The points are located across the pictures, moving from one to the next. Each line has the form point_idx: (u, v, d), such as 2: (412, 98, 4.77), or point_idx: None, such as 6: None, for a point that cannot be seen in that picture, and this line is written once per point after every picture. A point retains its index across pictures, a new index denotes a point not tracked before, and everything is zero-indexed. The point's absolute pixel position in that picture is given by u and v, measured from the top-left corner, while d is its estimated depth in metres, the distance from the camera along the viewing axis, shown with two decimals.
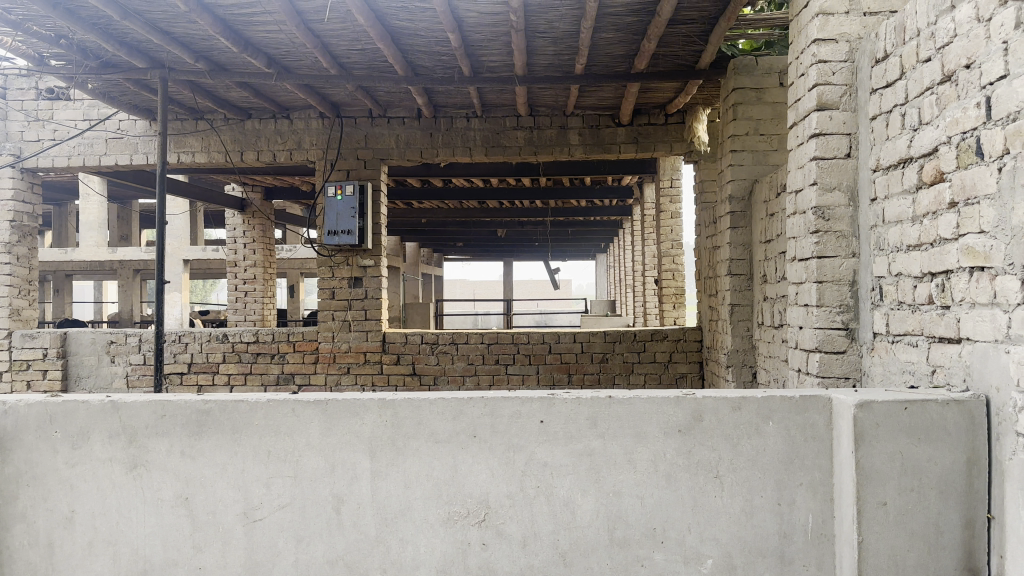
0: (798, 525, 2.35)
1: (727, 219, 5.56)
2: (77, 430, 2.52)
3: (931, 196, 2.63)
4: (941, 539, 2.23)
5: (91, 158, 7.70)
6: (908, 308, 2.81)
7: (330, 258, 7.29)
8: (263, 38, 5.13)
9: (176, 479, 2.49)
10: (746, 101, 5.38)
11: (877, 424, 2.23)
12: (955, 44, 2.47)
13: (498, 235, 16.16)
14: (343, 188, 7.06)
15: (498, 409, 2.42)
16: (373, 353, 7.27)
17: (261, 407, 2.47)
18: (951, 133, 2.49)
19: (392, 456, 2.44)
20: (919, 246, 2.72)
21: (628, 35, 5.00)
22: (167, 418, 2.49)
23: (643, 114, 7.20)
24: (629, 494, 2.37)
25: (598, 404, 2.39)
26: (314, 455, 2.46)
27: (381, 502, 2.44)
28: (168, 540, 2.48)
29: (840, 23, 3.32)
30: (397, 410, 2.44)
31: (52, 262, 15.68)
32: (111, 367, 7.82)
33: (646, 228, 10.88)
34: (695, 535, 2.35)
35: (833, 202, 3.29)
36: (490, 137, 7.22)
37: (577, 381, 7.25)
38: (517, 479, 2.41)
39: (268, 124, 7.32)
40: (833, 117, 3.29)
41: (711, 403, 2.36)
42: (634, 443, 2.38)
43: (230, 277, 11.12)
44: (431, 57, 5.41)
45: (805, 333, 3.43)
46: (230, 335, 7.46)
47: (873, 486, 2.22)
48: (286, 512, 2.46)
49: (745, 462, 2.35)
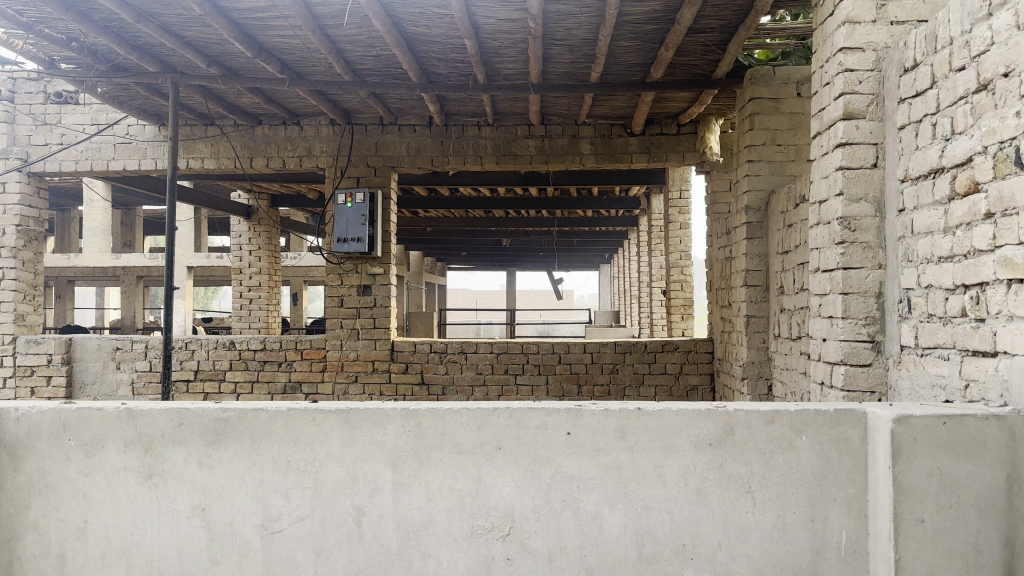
0: (832, 542, 2.29)
1: (743, 230, 5.51)
2: (91, 438, 2.46)
3: (965, 207, 2.60)
4: (980, 557, 2.16)
5: (99, 163, 7.67)
6: (939, 321, 2.76)
7: (338, 265, 7.25)
8: (277, 43, 5.11)
9: (193, 489, 2.43)
10: (763, 111, 5.34)
11: (915, 439, 2.18)
12: (992, 52, 2.44)
13: (503, 245, 16.11)
14: (353, 195, 7.03)
15: (524, 420, 2.36)
16: (381, 362, 7.22)
17: (282, 416, 2.42)
18: (987, 142, 2.45)
19: (414, 467, 2.38)
20: (951, 257, 2.68)
21: (646, 43, 4.97)
22: (185, 426, 2.44)
23: (655, 123, 7.16)
24: (658, 508, 2.31)
25: (627, 416, 2.34)
26: (335, 465, 2.40)
27: (403, 515, 2.38)
28: (185, 552, 2.42)
29: (867, 32, 3.28)
30: (420, 419, 2.38)
31: (55, 268, 15.63)
32: (116, 374, 7.77)
33: (654, 239, 10.84)
34: (726, 551, 2.29)
35: (860, 212, 3.24)
36: (501, 145, 7.18)
37: (587, 392, 7.18)
38: (542, 493, 2.35)
39: (279, 130, 7.30)
40: (860, 126, 3.26)
41: (743, 416, 2.31)
42: (663, 457, 2.32)
43: (235, 284, 11.05)
44: (446, 64, 5.39)
45: (829, 345, 3.37)
46: (237, 342, 7.41)
47: (911, 503, 2.15)
48: (305, 524, 2.40)
49: (778, 478, 2.30)
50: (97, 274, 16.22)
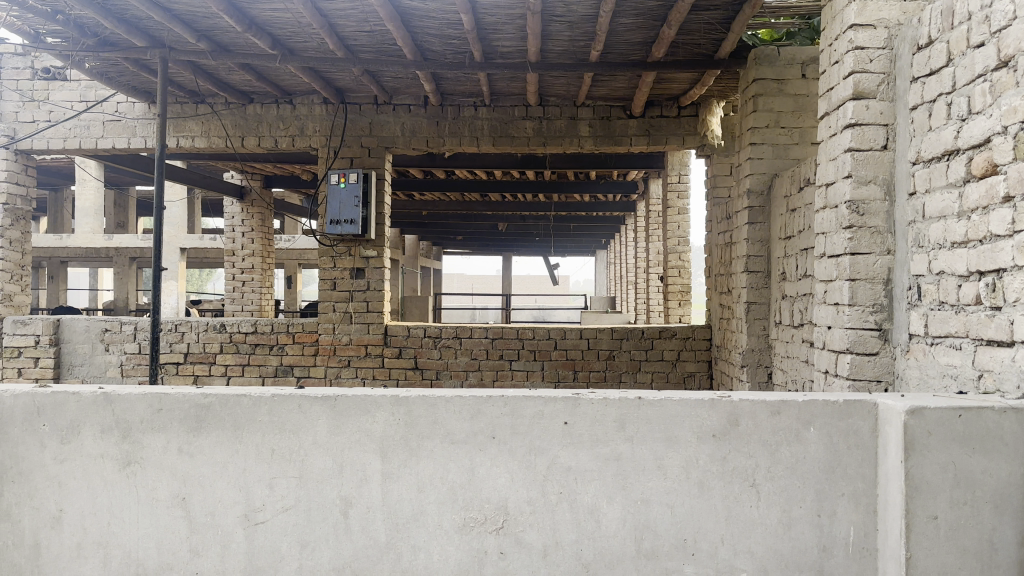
0: (839, 538, 2.20)
1: (744, 214, 5.39)
2: (67, 423, 2.36)
3: (981, 189, 2.50)
4: (995, 556, 2.07)
5: (88, 141, 7.48)
6: (951, 309, 2.67)
7: (331, 248, 7.11)
8: (269, 17, 4.97)
9: (173, 477, 2.32)
10: (767, 92, 5.22)
11: (929, 432, 2.08)
12: (1014, 27, 2.33)
13: (499, 229, 15.96)
14: (346, 176, 6.89)
15: (519, 408, 2.26)
16: (374, 347, 7.11)
17: (266, 402, 2.31)
18: (1007, 122, 2.34)
19: (405, 456, 2.28)
20: (965, 243, 2.58)
21: (648, 20, 4.84)
22: (164, 412, 2.33)
23: (655, 105, 7.01)
24: (658, 502, 2.22)
25: (626, 405, 2.23)
26: (321, 454, 2.29)
27: (392, 507, 2.28)
28: (164, 543, 2.32)
29: (879, 8, 3.16)
30: (411, 407, 2.28)
31: (46, 249, 15.43)
32: (105, 356, 7.62)
33: (652, 224, 10.70)
34: (729, 547, 2.20)
35: (868, 195, 3.13)
36: (498, 127, 7.04)
37: (583, 378, 7.09)
38: (538, 485, 2.25)
39: (271, 109, 7.13)
40: (870, 107, 3.14)
41: (748, 406, 2.21)
42: (665, 449, 2.22)
43: (228, 266, 10.85)
44: (442, 40, 5.26)
45: (834, 333, 3.28)
46: (228, 325, 7.26)
47: (923, 499, 2.06)
48: (290, 515, 2.30)
49: (784, 471, 2.20)
50: (90, 255, 16.07)
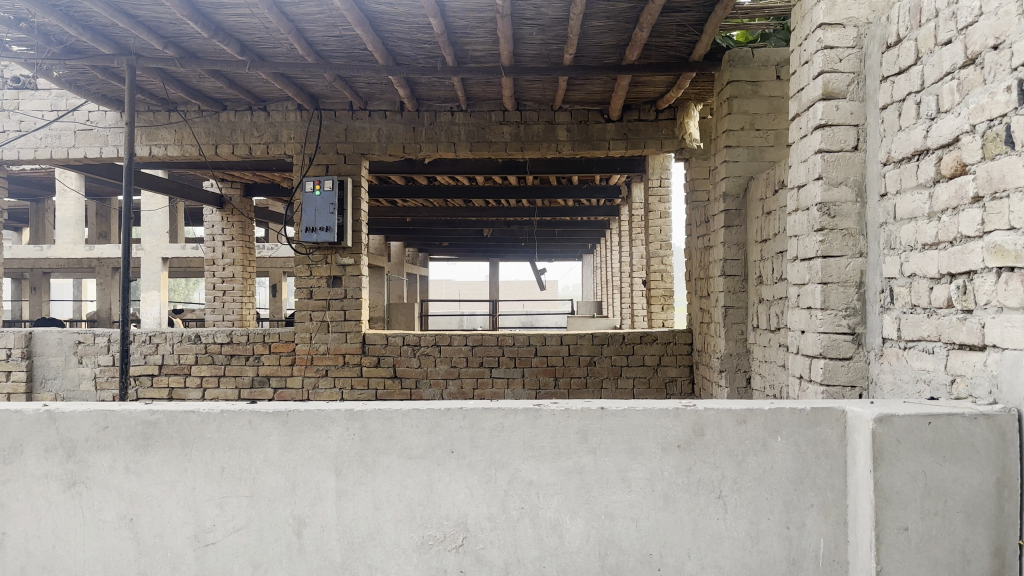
0: (809, 551, 2.13)
1: (721, 217, 5.34)
2: (9, 443, 2.25)
3: (951, 190, 2.44)
4: (967, 567, 2.01)
5: (59, 150, 7.35)
6: (923, 312, 2.61)
7: (307, 256, 7.01)
8: (235, 23, 4.89)
9: (120, 497, 2.23)
10: (742, 94, 5.20)
11: (897, 441, 2.02)
12: (980, 23, 2.28)
13: (484, 235, 15.87)
14: (322, 183, 6.78)
15: (478, 421, 2.18)
16: (352, 356, 7.01)
17: (215, 419, 2.22)
18: (975, 120, 2.30)
19: (360, 473, 2.19)
20: (936, 244, 2.53)
21: (620, 23, 4.79)
22: (110, 430, 2.24)
23: (633, 110, 6.98)
24: (622, 516, 2.14)
25: (589, 416, 2.16)
26: (275, 472, 2.21)
27: (347, 526, 2.19)
28: (111, 566, 2.22)
29: (848, 6, 3.12)
30: (366, 422, 2.20)
31: (26, 260, 15.22)
32: (78, 369, 7.48)
33: (635, 229, 10.65)
34: (695, 562, 2.12)
35: (839, 197, 3.08)
36: (475, 132, 6.98)
37: (564, 385, 7.02)
38: (498, 500, 2.17)
39: (244, 116, 7.04)
40: (840, 107, 3.09)
41: (713, 415, 2.14)
42: (629, 460, 2.15)
43: (207, 275, 10.74)
44: (413, 44, 5.19)
45: (808, 337, 3.22)
46: (203, 335, 7.15)
47: (893, 510, 2.00)
48: (241, 535, 2.21)
49: (751, 482, 2.13)
50: (71, 267, 15.85)
